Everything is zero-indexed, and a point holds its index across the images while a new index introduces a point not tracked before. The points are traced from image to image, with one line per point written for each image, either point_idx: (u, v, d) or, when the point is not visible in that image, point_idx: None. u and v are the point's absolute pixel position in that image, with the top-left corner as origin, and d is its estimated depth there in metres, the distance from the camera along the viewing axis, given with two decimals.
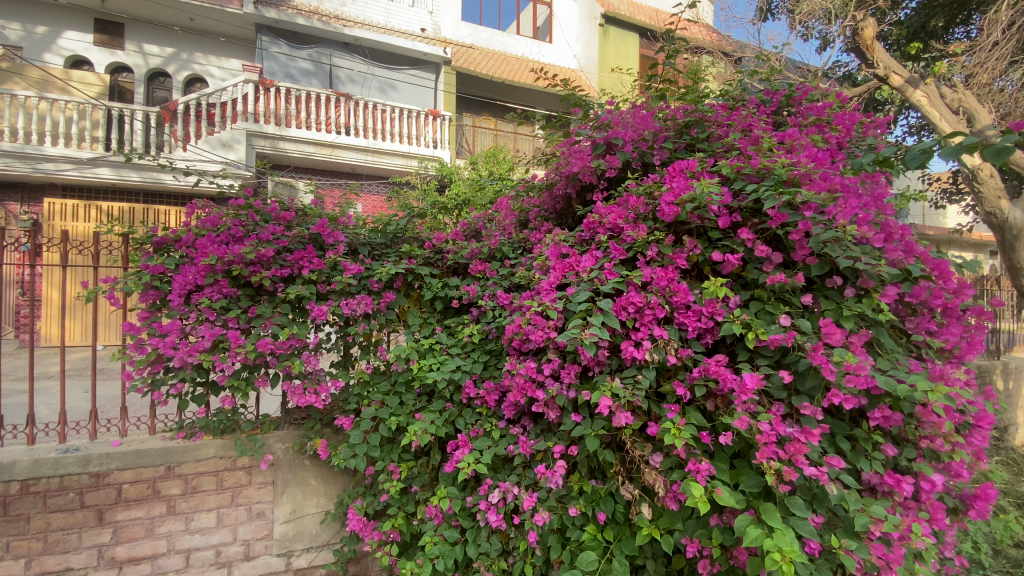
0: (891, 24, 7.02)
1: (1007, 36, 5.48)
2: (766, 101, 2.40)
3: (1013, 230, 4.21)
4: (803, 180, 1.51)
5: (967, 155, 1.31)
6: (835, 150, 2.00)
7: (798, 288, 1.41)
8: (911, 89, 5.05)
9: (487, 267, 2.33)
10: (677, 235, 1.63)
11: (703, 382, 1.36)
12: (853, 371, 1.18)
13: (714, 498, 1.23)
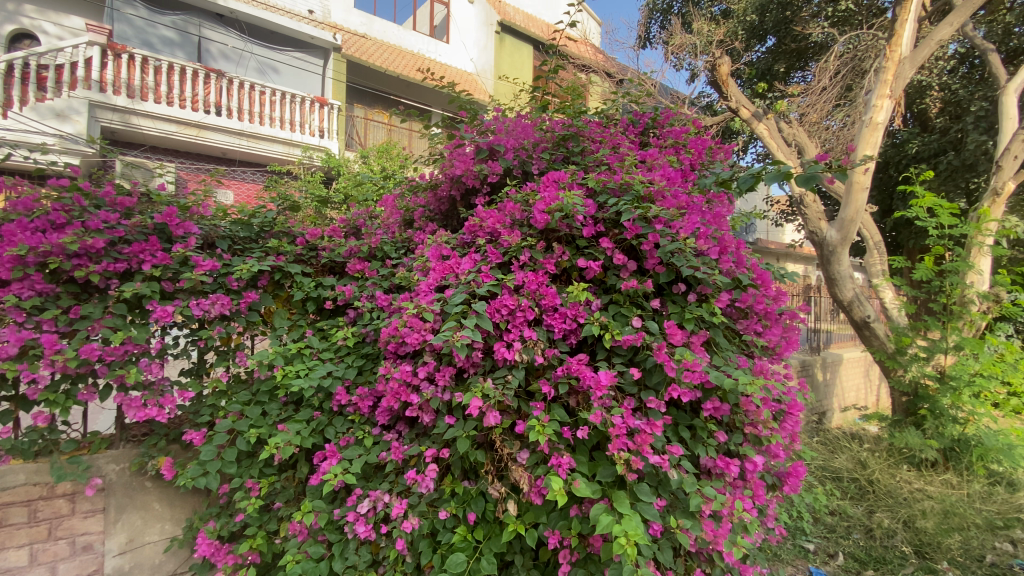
0: (745, 64, 8.11)
1: (829, 84, 6.60)
2: (635, 123, 2.63)
3: (830, 247, 5.04)
4: (656, 197, 1.68)
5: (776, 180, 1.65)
6: (688, 171, 2.25)
7: (649, 293, 1.56)
8: (757, 121, 5.87)
9: (366, 266, 2.25)
10: (548, 242, 1.70)
11: (566, 380, 1.44)
12: (690, 367, 1.33)
13: (572, 490, 1.30)
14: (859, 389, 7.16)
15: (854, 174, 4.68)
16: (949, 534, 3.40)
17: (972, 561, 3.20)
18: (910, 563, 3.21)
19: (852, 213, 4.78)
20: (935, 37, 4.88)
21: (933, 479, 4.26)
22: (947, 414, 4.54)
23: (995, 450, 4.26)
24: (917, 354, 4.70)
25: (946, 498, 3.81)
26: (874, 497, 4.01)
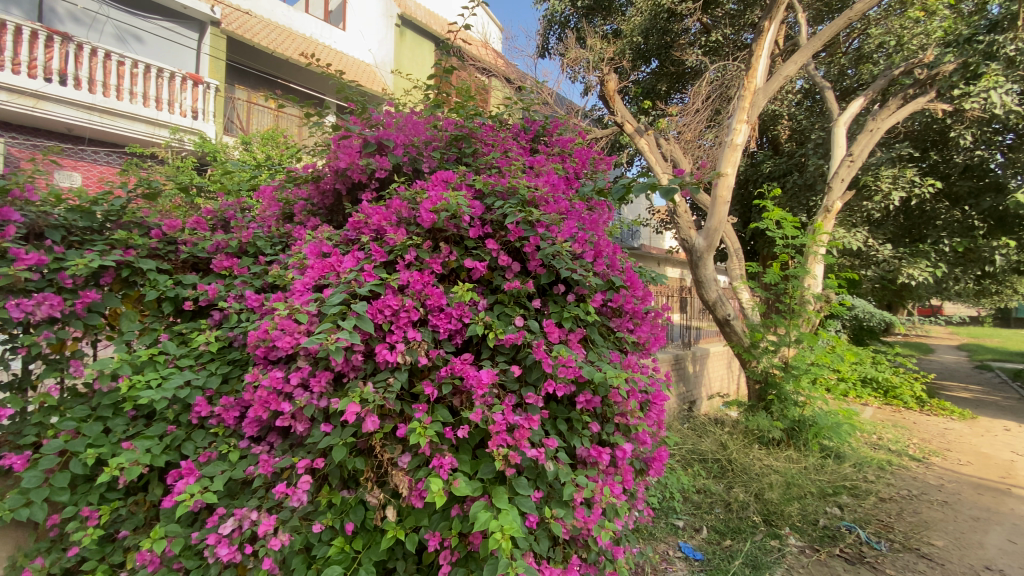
0: (632, 82, 8.76)
1: (701, 107, 7.35)
2: (526, 129, 2.71)
3: (698, 253, 5.65)
4: (539, 202, 1.75)
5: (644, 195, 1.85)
6: (572, 178, 2.37)
7: (531, 294, 1.62)
8: (639, 136, 6.40)
9: (236, 263, 2.07)
10: (435, 241, 1.69)
11: (449, 381, 1.43)
12: (565, 364, 1.40)
13: (451, 490, 1.30)
14: (723, 378, 8.07)
15: (716, 189, 5.38)
16: (790, 503, 3.96)
17: (807, 523, 3.78)
18: (759, 530, 3.69)
19: (715, 224, 5.41)
20: (783, 73, 5.64)
21: (779, 455, 4.92)
22: (790, 398, 5.28)
23: (825, 427, 5.08)
24: (768, 347, 5.41)
25: (787, 471, 4.44)
26: (733, 474, 4.53)
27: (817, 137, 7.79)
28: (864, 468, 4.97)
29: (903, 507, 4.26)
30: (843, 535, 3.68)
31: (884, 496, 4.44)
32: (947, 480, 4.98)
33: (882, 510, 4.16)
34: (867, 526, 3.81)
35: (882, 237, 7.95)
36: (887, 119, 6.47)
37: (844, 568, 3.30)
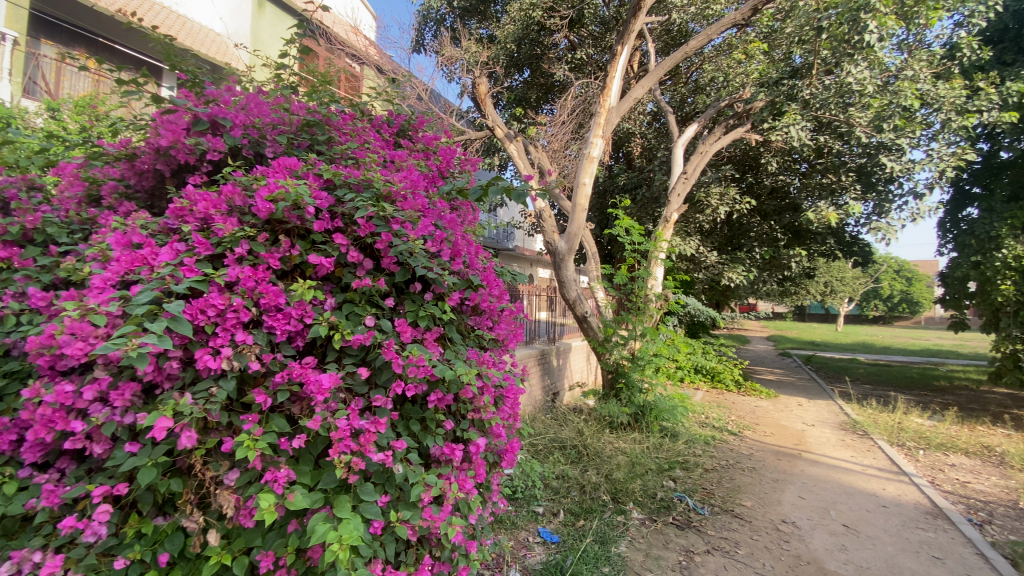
0: (506, 87, 9.03)
1: (565, 119, 7.84)
2: (390, 122, 2.62)
3: (560, 255, 6.04)
4: (395, 196, 1.70)
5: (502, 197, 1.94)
6: (436, 176, 2.35)
7: (383, 292, 1.56)
8: (508, 141, 6.62)
9: (17, 253, 1.70)
10: (276, 234, 1.55)
11: (287, 387, 1.32)
12: (416, 364, 1.37)
13: (285, 504, 1.21)
14: (583, 370, 8.72)
15: (576, 196, 5.91)
16: (634, 480, 4.41)
17: (647, 498, 4.25)
18: (608, 508, 4.06)
19: (575, 229, 5.85)
20: (632, 95, 6.24)
21: (627, 438, 5.46)
22: (637, 385, 5.89)
23: (663, 410, 5.80)
24: (619, 341, 5.97)
25: (632, 452, 4.95)
26: (588, 458, 4.91)
27: (662, 156, 8.82)
28: (694, 444, 5.75)
29: (722, 475, 5.01)
30: (675, 504, 4.20)
31: (708, 467, 5.17)
32: (755, 449, 5.98)
33: (706, 479, 4.84)
34: (694, 495, 4.40)
35: (710, 245, 9.28)
36: (713, 145, 7.55)
37: (675, 533, 3.76)
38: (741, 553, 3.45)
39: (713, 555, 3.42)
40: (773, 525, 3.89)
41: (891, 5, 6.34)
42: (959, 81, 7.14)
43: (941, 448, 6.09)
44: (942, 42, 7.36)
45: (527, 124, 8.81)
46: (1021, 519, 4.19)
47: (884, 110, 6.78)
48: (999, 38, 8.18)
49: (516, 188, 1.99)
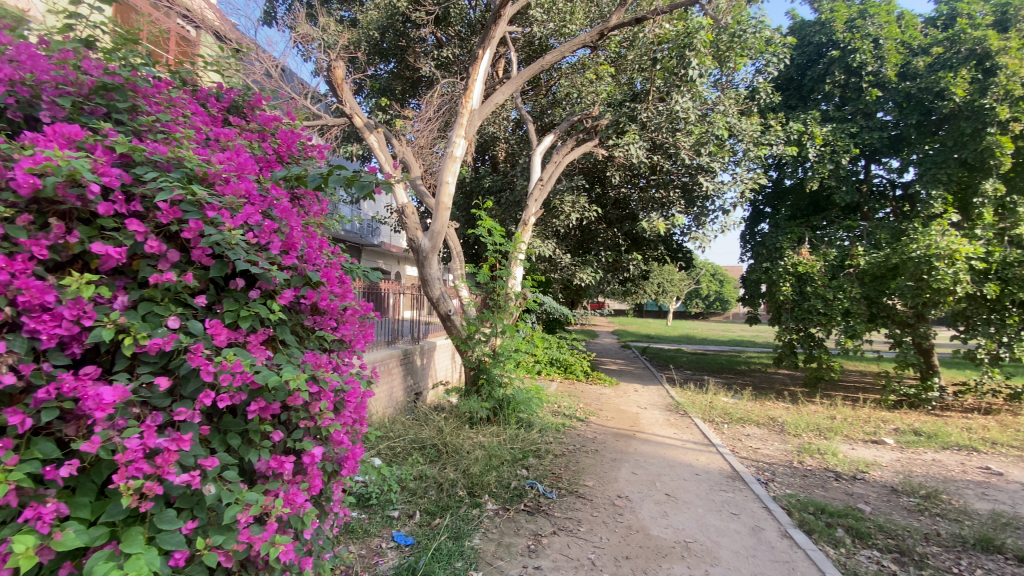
0: (370, 76, 8.73)
1: (432, 116, 7.77)
2: (219, 97, 2.31)
3: (423, 253, 5.97)
4: (213, 180, 1.50)
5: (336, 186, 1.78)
6: (274, 161, 2.12)
7: (196, 290, 1.37)
8: (368, 131, 6.31)
9: None
10: (49, 217, 1.26)
11: (55, 404, 1.09)
12: (230, 370, 1.23)
13: (50, 547, 0.99)
14: (447, 368, 8.72)
15: (439, 195, 5.87)
16: (489, 472, 4.55)
17: (502, 488, 4.41)
18: (464, 503, 4.12)
19: (438, 227, 5.83)
20: (493, 100, 6.41)
21: (485, 432, 5.60)
22: (497, 380, 6.04)
23: (520, 402, 6.07)
24: (480, 338, 6.10)
25: (489, 445, 5.10)
26: (447, 456, 4.94)
27: (523, 162, 9.23)
28: (546, 432, 6.12)
29: (570, 459, 5.42)
30: (527, 491, 4.42)
31: (558, 453, 5.55)
32: (598, 433, 6.59)
33: (555, 464, 5.18)
34: (544, 480, 4.68)
35: (565, 247, 9.96)
36: (568, 155, 8.12)
37: (526, 518, 3.96)
38: (583, 530, 3.75)
39: (558, 535, 3.67)
40: (610, 501, 4.31)
41: (708, 48, 7.52)
42: (756, 119, 8.67)
43: (739, 421, 7.36)
44: (746, 85, 8.88)
45: (392, 116, 8.53)
46: (792, 474, 5.25)
47: (703, 137, 8.00)
48: (782, 88, 10.18)
49: (359, 177, 1.84)
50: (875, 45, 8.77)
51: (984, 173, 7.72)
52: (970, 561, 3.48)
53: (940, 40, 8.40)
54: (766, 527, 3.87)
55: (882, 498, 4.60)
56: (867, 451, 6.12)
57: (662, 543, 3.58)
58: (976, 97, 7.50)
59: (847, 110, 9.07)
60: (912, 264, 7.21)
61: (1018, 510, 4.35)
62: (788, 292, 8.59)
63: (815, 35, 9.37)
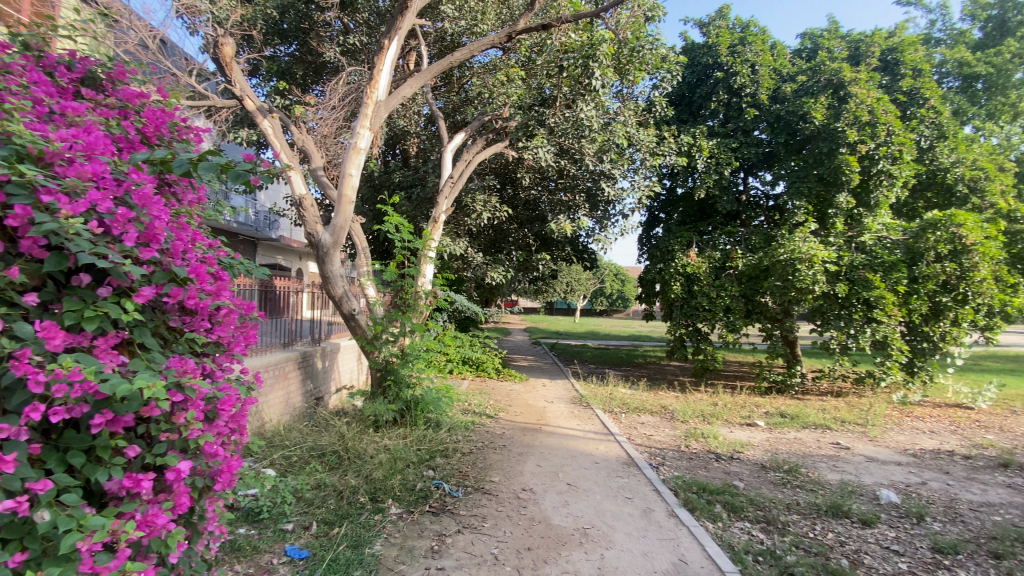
0: (267, 57, 8.15)
1: (336, 104, 7.36)
2: (70, 65, 1.99)
3: (324, 248, 5.66)
4: (54, 161, 1.31)
5: (213, 173, 1.64)
6: (138, 142, 1.87)
7: (26, 289, 1.18)
8: (261, 116, 5.82)
9: None
10: None
11: None
12: (66, 379, 1.08)
13: None
14: (352, 370, 8.34)
15: (342, 188, 5.60)
16: (393, 476, 4.44)
17: (406, 491, 4.31)
18: (365, 510, 3.98)
19: (341, 222, 5.56)
20: (400, 93, 6.23)
21: (391, 435, 5.43)
22: (404, 380, 5.82)
23: (429, 403, 5.89)
24: (388, 338, 5.91)
25: (394, 448, 4.97)
26: (348, 461, 4.73)
27: (434, 159, 9.09)
28: (455, 431, 6.08)
29: (477, 456, 5.44)
30: (433, 492, 4.36)
31: (465, 451, 5.55)
32: (506, 429, 6.69)
33: (463, 463, 5.18)
34: (451, 480, 4.65)
35: (476, 246, 9.98)
36: (479, 155, 8.09)
37: (431, 519, 3.90)
38: (487, 526, 3.79)
39: (463, 533, 3.67)
40: (515, 494, 4.40)
41: (611, 59, 7.95)
42: (652, 130, 9.35)
43: (636, 410, 7.88)
44: (644, 97, 9.53)
45: (292, 102, 7.96)
46: (680, 458, 5.72)
47: (605, 144, 8.45)
48: (676, 103, 11.03)
49: (236, 167, 1.71)
50: (753, 70, 9.84)
51: (837, 188, 8.88)
52: (821, 524, 4.01)
53: (803, 71, 9.62)
54: (655, 508, 4.18)
55: (754, 474, 5.16)
56: (742, 433, 6.85)
57: (563, 532, 3.73)
58: (831, 121, 8.65)
59: (730, 127, 10.06)
60: (780, 266, 8.17)
61: (858, 477, 5.09)
62: (678, 291, 9.39)
63: (704, 56, 10.27)
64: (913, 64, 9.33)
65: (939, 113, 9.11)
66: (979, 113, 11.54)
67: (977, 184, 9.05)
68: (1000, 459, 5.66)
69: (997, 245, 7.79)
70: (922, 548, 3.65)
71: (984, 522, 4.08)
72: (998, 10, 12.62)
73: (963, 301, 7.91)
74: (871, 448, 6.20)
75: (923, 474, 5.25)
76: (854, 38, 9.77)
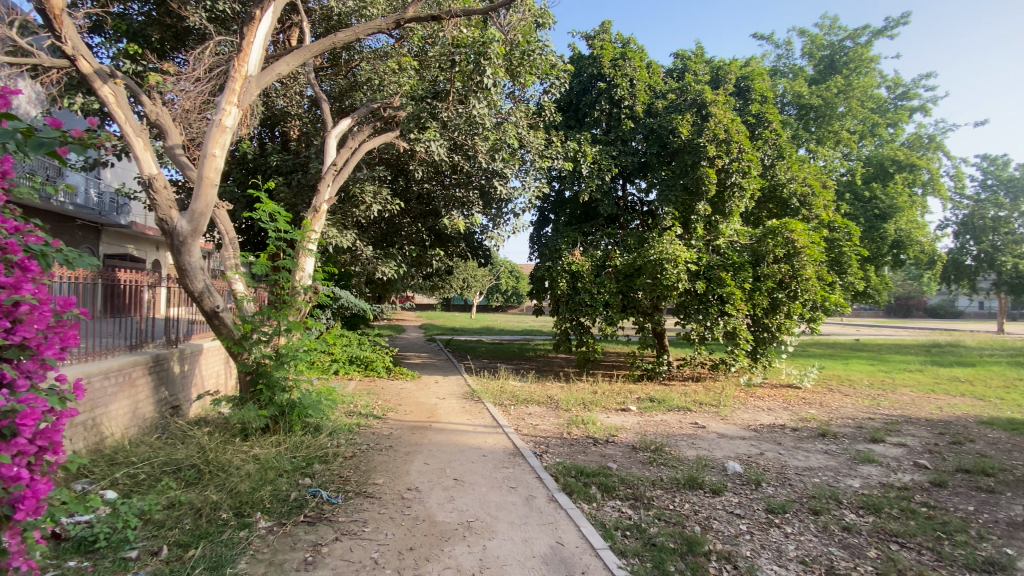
0: (114, 14, 7.03)
1: (202, 76, 6.56)
2: None
3: (180, 236, 5.01)
4: None
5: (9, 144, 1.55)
6: None
7: None
8: (101, 82, 4.98)
9: None
10: None
11: None
12: None
13: None
14: (218, 374, 7.52)
15: (204, 169, 5.02)
16: (261, 489, 4.09)
17: (276, 503, 4.00)
18: (229, 526, 3.62)
19: (201, 206, 5.01)
20: (275, 69, 5.72)
21: (263, 443, 4.99)
22: (279, 383, 5.29)
23: (308, 406, 5.31)
24: (259, 338, 5.41)
25: (265, 457, 4.59)
26: (210, 476, 4.27)
27: (317, 145, 8.52)
28: (337, 435, 5.74)
29: (360, 459, 5.19)
30: (309, 501, 4.09)
31: (347, 454, 5.28)
32: (394, 429, 6.49)
33: (344, 467, 4.92)
34: (329, 486, 4.40)
35: (364, 239, 9.55)
36: (367, 143, 7.65)
37: (305, 530, 3.65)
38: (368, 530, 3.66)
39: (341, 541, 3.50)
40: (399, 495, 4.30)
41: (502, 59, 8.10)
42: (541, 133, 9.70)
43: (523, 402, 8.13)
44: (535, 100, 9.85)
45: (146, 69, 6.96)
46: (562, 445, 6.02)
47: (497, 143, 8.57)
48: (564, 109, 11.54)
49: (40, 135, 1.63)
50: (632, 84, 10.66)
51: (698, 197, 9.96)
52: (680, 496, 4.48)
53: (673, 90, 10.63)
54: (537, 495, 4.35)
55: (626, 456, 5.61)
56: (618, 418, 7.41)
57: (446, 528, 3.72)
58: (695, 137, 9.68)
59: (612, 135, 10.78)
60: (650, 265, 8.98)
61: (711, 452, 5.78)
62: (564, 288, 9.81)
63: (589, 66, 10.87)
64: (760, 93, 10.77)
65: (779, 136, 10.64)
66: (811, 138, 13.68)
67: (806, 200, 10.72)
68: (818, 430, 6.78)
69: (818, 250, 9.31)
70: (759, 510, 4.24)
71: (804, 483, 4.86)
72: (827, 52, 15.25)
73: (794, 297, 9.31)
74: (722, 426, 7.08)
75: (762, 445, 6.12)
76: (715, 64, 11.03)
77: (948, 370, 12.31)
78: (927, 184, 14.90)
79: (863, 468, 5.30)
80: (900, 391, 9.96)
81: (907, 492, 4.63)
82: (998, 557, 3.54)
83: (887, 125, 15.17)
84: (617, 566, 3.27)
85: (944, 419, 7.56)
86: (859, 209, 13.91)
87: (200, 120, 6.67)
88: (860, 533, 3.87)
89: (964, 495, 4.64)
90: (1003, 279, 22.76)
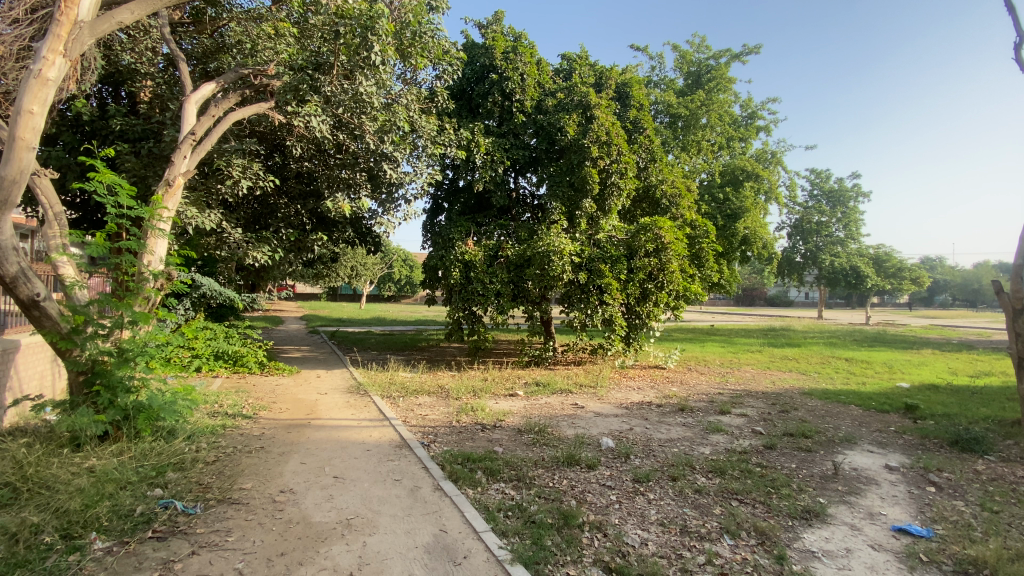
0: None
1: (22, 17, 5.40)
2: None
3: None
4: None
5: None
6: None
7: None
8: None
9: None
10: None
11: None
12: None
13: None
14: (42, 376, 6.31)
15: (17, 127, 4.12)
16: (97, 505, 3.53)
17: (116, 520, 3.47)
18: (54, 552, 3.08)
19: (13, 173, 4.13)
20: (114, 17, 4.77)
21: (101, 453, 4.29)
22: (121, 384, 4.55)
23: (159, 409, 4.63)
24: (94, 332, 4.60)
25: (103, 469, 3.96)
26: (29, 495, 3.58)
27: (174, 110, 7.46)
28: (196, 439, 5.11)
29: (225, 464, 4.68)
30: (159, 514, 3.61)
31: (208, 459, 4.74)
32: (266, 429, 5.95)
33: (205, 474, 4.40)
34: (185, 496, 3.92)
35: (233, 219, 8.60)
36: (234, 112, 6.80)
37: (154, 547, 3.22)
38: (231, 540, 3.33)
39: (198, 554, 3.15)
40: (270, 499, 3.97)
41: (390, 37, 7.75)
42: (433, 119, 9.48)
43: (413, 393, 7.99)
44: (426, 85, 9.59)
45: None
46: (450, 433, 6.01)
47: (386, 125, 8.18)
48: (456, 97, 11.45)
49: None
50: (522, 78, 10.86)
51: (582, 194, 10.49)
52: (559, 474, 4.73)
53: (561, 89, 11.02)
54: (422, 485, 4.30)
55: (512, 439, 5.77)
56: (505, 403, 7.61)
57: (322, 528, 3.53)
58: (580, 136, 10.11)
59: (503, 128, 10.93)
60: (539, 256, 9.33)
61: (587, 430, 6.19)
62: (457, 277, 9.74)
63: (481, 56, 10.86)
64: (637, 100, 11.60)
65: (653, 141, 11.58)
66: (680, 144, 15.13)
67: (673, 201, 11.83)
68: (679, 405, 7.59)
69: (682, 245, 10.33)
70: (627, 480, 4.63)
71: (665, 453, 5.43)
72: (695, 68, 16.95)
73: (661, 288, 10.26)
74: (599, 405, 7.63)
75: (632, 421, 6.70)
76: (598, 68, 11.64)
77: (779, 351, 14.51)
78: (768, 192, 17.24)
79: (713, 437, 6.04)
80: (744, 369, 11.50)
81: (747, 455, 5.39)
82: (811, 504, 4.27)
83: (740, 138, 17.33)
84: (498, 546, 3.36)
85: (776, 392, 8.90)
86: (716, 209, 15.73)
87: (18, 70, 5.49)
88: (709, 494, 4.41)
89: (788, 455, 5.51)
90: (822, 273, 27.22)
